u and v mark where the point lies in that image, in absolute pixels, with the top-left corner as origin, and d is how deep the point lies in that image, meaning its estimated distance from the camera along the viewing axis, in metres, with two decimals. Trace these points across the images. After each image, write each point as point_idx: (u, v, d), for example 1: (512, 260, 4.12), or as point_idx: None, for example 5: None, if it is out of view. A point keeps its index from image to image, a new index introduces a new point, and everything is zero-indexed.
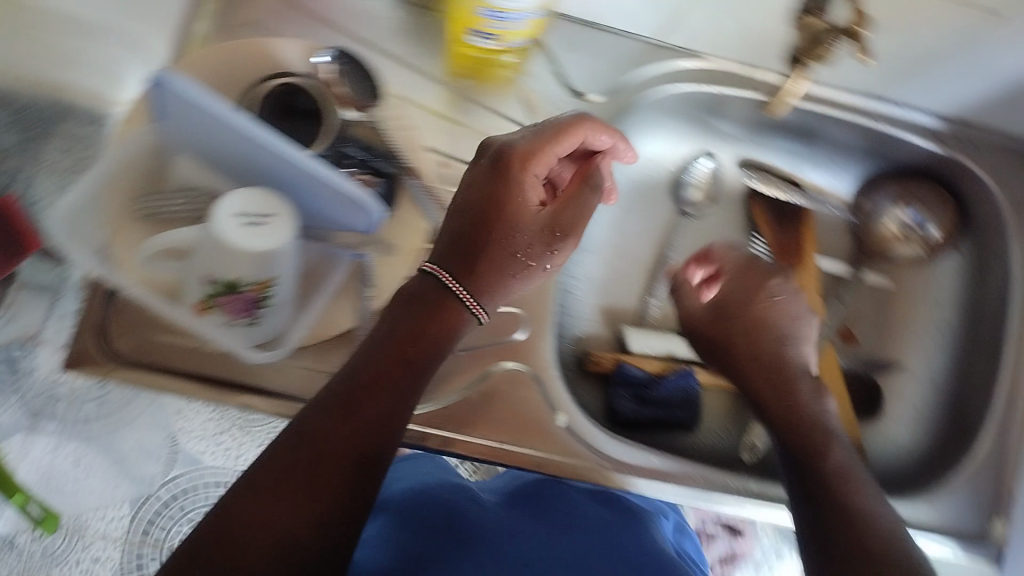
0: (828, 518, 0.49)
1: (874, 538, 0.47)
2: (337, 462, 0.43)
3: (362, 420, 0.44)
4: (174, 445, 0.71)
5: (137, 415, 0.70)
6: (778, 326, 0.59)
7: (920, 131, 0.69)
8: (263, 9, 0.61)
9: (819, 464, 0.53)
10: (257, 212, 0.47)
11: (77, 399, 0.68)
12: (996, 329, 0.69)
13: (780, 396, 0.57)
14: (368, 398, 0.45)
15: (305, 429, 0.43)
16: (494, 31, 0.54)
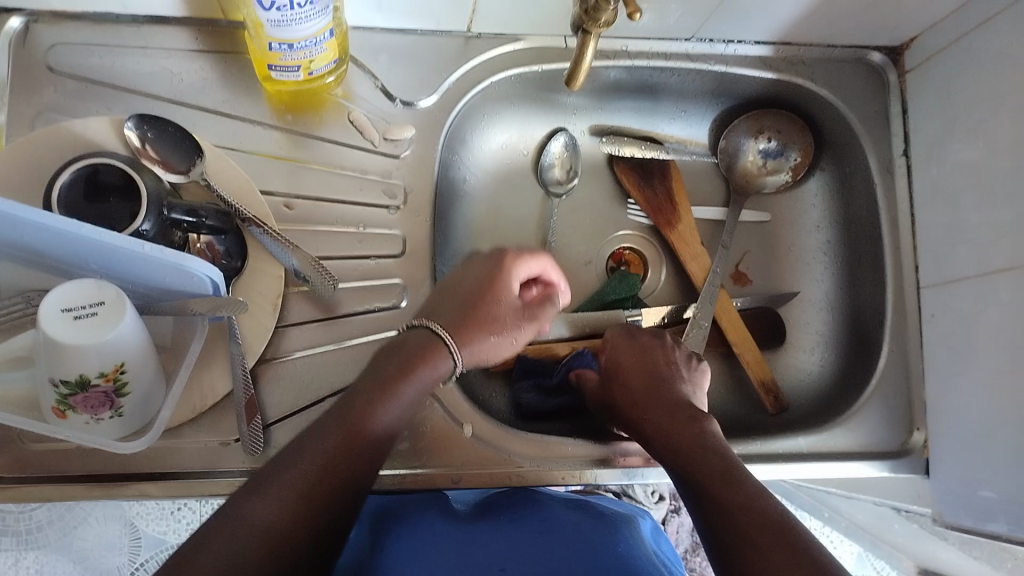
0: (712, 514, 0.43)
1: (756, 531, 0.41)
2: (340, 481, 0.43)
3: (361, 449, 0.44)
4: (135, 530, 0.76)
5: (90, 513, 0.76)
6: (659, 371, 0.56)
7: (753, 64, 0.70)
8: (64, 90, 0.58)
9: (693, 471, 0.46)
10: (86, 304, 0.45)
11: (25, 512, 0.75)
12: (872, 237, 0.71)
13: (669, 422, 0.51)
14: (371, 420, 0.45)
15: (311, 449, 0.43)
16: (293, 63, 0.54)
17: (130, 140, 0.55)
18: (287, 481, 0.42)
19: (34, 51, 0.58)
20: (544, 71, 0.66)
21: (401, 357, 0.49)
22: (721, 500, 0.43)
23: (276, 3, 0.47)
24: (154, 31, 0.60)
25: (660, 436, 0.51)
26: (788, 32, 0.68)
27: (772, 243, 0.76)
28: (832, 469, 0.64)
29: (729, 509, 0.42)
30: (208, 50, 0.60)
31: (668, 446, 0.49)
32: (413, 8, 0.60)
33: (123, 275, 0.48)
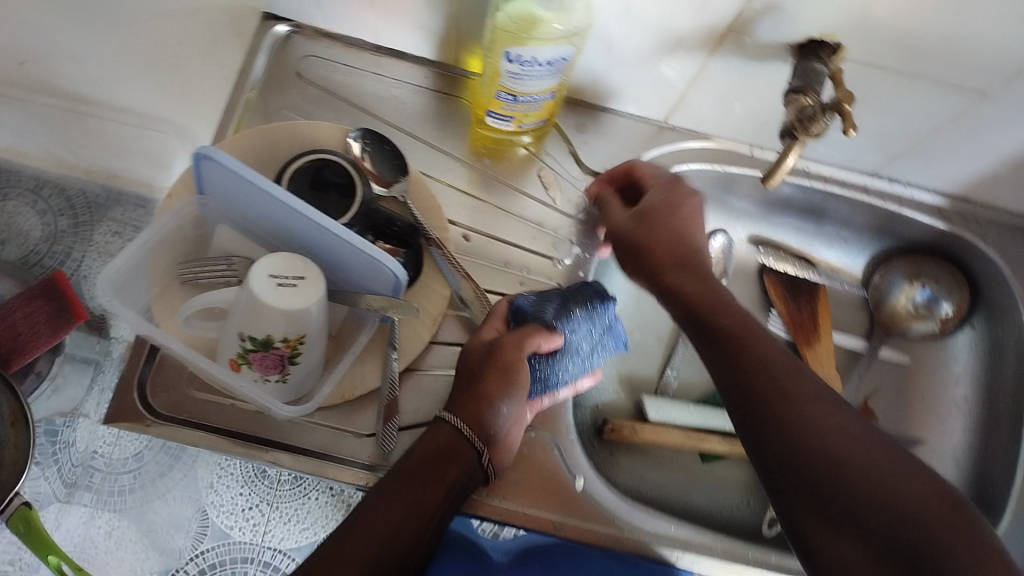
0: (758, 397, 0.48)
1: (808, 423, 0.45)
2: (419, 517, 0.50)
3: (428, 485, 0.51)
4: (205, 517, 0.67)
5: (171, 488, 0.69)
6: (686, 230, 0.57)
7: (926, 211, 0.72)
8: (304, 94, 0.66)
9: (742, 358, 0.50)
10: (289, 275, 0.51)
11: (113, 473, 0.71)
12: (1015, 405, 0.70)
13: (706, 300, 0.53)
14: (436, 484, 0.51)
15: (387, 501, 0.50)
16: (509, 113, 0.60)
17: (351, 148, 0.61)
18: (380, 520, 0.49)
19: (291, 58, 0.66)
20: (724, 172, 0.70)
21: (429, 441, 0.53)
22: (764, 382, 0.48)
23: (520, 58, 0.52)
24: (392, 62, 0.67)
25: (694, 310, 0.53)
26: (969, 187, 0.69)
27: (906, 388, 0.75)
28: None
29: (768, 393, 0.47)
30: (433, 88, 0.67)
31: (711, 328, 0.52)
32: (624, 91, 0.65)
33: (323, 257, 0.55)
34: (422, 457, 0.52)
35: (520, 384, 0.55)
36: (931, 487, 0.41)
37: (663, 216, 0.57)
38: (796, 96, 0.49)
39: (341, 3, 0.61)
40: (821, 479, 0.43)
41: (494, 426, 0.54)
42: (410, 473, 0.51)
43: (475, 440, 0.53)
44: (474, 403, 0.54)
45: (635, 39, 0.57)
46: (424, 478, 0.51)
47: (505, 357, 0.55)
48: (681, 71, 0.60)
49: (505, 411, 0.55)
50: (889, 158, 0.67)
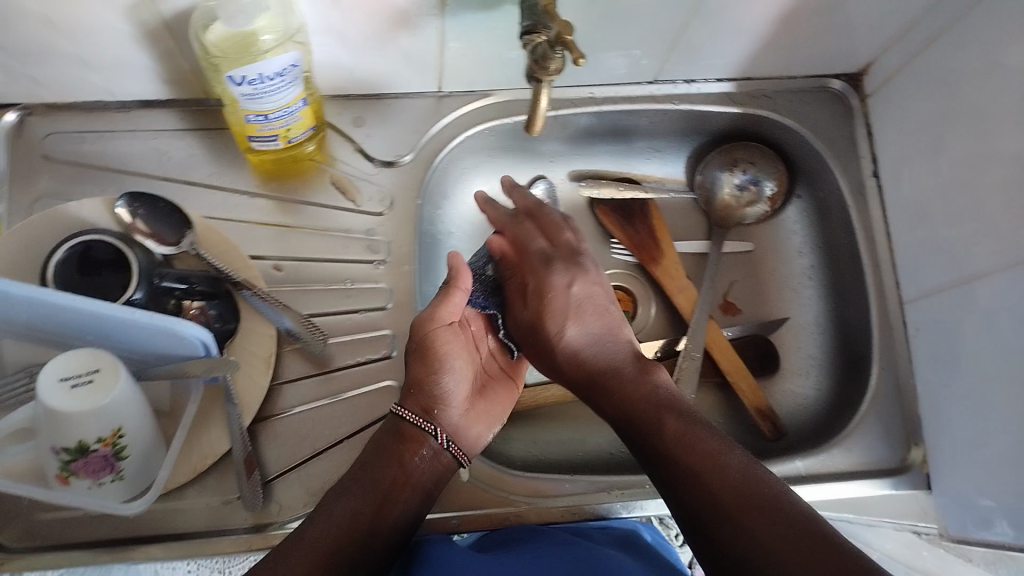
0: (681, 480, 0.48)
1: (717, 480, 0.47)
2: (369, 512, 0.49)
3: (381, 478, 0.51)
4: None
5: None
6: (582, 309, 0.59)
7: (717, 100, 0.72)
8: (58, 175, 0.62)
9: (659, 438, 0.51)
10: (83, 373, 0.48)
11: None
12: (853, 259, 0.72)
13: (614, 380, 0.55)
14: (387, 479, 0.51)
15: (338, 503, 0.49)
16: (271, 133, 0.57)
17: (122, 218, 0.57)
18: (331, 524, 0.48)
19: (31, 141, 0.61)
20: (515, 123, 0.69)
21: (377, 440, 0.53)
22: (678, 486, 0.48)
23: (246, 78, 0.49)
24: (143, 114, 0.63)
25: (602, 396, 0.56)
26: (748, 67, 0.70)
27: (758, 272, 0.77)
28: (844, 487, 0.64)
29: (679, 481, 0.48)
30: (194, 128, 0.64)
31: (624, 409, 0.54)
32: (385, 74, 0.63)
33: (120, 341, 0.51)
34: (369, 459, 0.52)
35: (446, 357, 0.56)
36: (815, 538, 0.43)
37: (537, 306, 0.59)
38: (528, 36, 0.48)
39: (58, 73, 0.57)
40: (733, 549, 0.45)
41: (440, 402, 0.55)
42: (364, 478, 0.51)
43: (424, 423, 0.53)
44: (419, 391, 0.54)
45: (366, 25, 0.55)
46: (375, 475, 0.51)
47: (424, 348, 0.55)
48: (427, 40, 0.58)
49: (449, 385, 0.55)
50: (663, 61, 0.67)
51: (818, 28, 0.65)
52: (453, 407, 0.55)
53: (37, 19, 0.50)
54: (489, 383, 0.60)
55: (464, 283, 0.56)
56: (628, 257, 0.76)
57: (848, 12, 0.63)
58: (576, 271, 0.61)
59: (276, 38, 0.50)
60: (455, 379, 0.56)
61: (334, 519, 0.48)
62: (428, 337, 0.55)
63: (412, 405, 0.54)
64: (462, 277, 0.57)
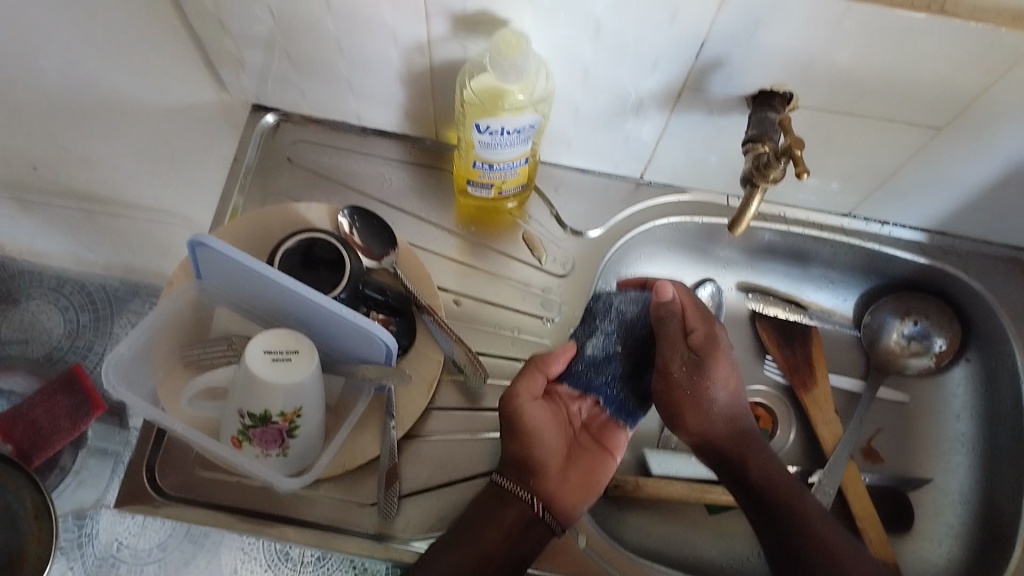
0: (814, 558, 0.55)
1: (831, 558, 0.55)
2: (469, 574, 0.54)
3: (481, 542, 0.55)
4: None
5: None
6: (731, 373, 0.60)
7: (906, 247, 0.73)
8: (292, 177, 0.69)
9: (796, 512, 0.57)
10: (283, 350, 0.52)
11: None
12: (1016, 435, 0.70)
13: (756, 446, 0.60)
14: (487, 539, 0.55)
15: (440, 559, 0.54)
16: (489, 183, 0.62)
17: (340, 225, 0.64)
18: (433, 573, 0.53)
19: (280, 145, 0.70)
20: (703, 224, 0.72)
21: (478, 501, 0.57)
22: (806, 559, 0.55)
23: (490, 128, 0.55)
24: (377, 142, 0.70)
25: (743, 459, 0.59)
26: (945, 222, 0.71)
27: (909, 425, 0.75)
28: None
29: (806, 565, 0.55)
30: (416, 163, 0.70)
31: (764, 475, 0.59)
32: (598, 153, 0.68)
33: (317, 331, 0.56)
34: (475, 517, 0.56)
35: (538, 428, 0.58)
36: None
37: (705, 353, 0.58)
38: (753, 142, 0.52)
39: (322, 91, 0.65)
40: None
41: (536, 471, 0.58)
42: (466, 539, 0.55)
43: (518, 492, 0.57)
44: (514, 454, 0.58)
45: (601, 104, 0.60)
46: (476, 536, 0.55)
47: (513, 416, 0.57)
48: (648, 131, 0.63)
49: (543, 454, 0.58)
50: (861, 197, 0.69)
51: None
52: (549, 478, 0.58)
53: (329, 40, 0.58)
54: (579, 451, 0.62)
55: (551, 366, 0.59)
56: (778, 376, 0.77)
57: None
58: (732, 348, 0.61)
59: (525, 99, 0.56)
60: (547, 452, 0.59)
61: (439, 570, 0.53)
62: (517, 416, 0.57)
63: (509, 476, 0.57)
64: (540, 362, 0.60)
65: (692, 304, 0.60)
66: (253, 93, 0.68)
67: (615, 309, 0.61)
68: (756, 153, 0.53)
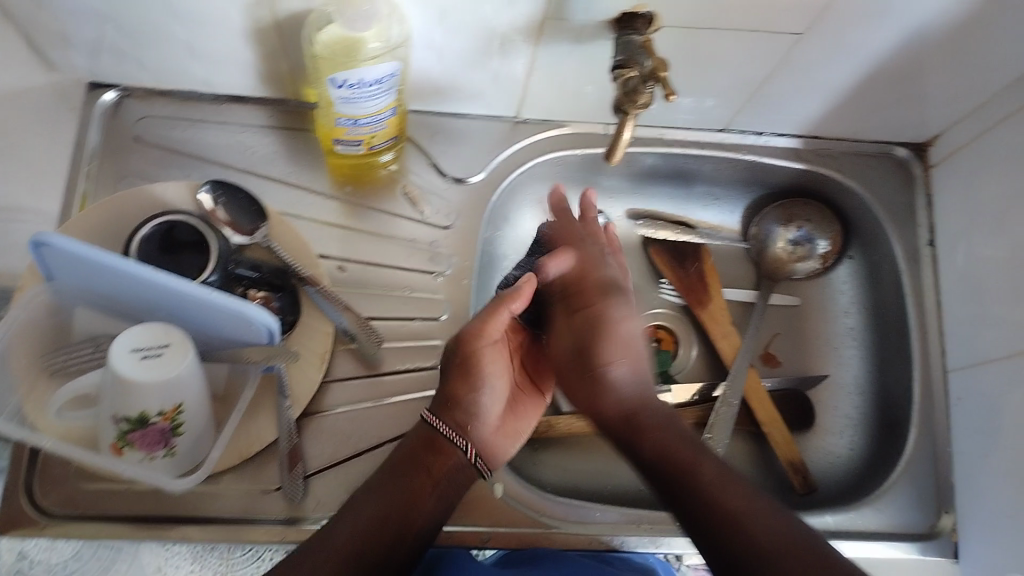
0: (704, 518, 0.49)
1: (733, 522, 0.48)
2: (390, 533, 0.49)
3: (410, 495, 0.51)
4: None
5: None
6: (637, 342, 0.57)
7: (783, 154, 0.74)
8: (145, 157, 0.64)
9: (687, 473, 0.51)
10: (153, 346, 0.48)
11: None
12: (900, 323, 0.72)
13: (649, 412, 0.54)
14: (411, 488, 0.52)
15: (360, 512, 0.50)
16: (355, 138, 0.59)
17: (202, 203, 0.59)
18: (351, 529, 0.49)
19: (124, 123, 0.64)
20: (585, 155, 0.70)
21: (411, 443, 0.54)
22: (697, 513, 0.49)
23: (347, 81, 0.51)
24: (231, 107, 0.65)
25: (635, 423, 0.54)
26: (817, 126, 0.72)
27: (802, 327, 0.78)
28: (873, 548, 0.63)
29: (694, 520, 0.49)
30: (278, 126, 0.66)
31: (655, 442, 0.53)
32: (468, 94, 0.65)
33: (188, 321, 0.52)
34: (405, 463, 0.53)
35: (484, 369, 0.55)
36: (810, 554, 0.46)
37: (586, 275, 0.58)
38: (620, 70, 0.50)
39: (161, 58, 0.60)
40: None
41: (475, 420, 0.56)
42: (393, 484, 0.52)
43: (455, 438, 0.54)
44: (454, 396, 0.55)
45: (462, 44, 0.57)
46: (398, 488, 0.52)
47: (468, 356, 0.55)
48: (515, 66, 0.60)
49: (483, 403, 0.56)
50: (735, 111, 0.69)
51: (891, 95, 0.66)
52: (484, 424, 0.56)
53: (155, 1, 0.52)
54: (521, 399, 0.61)
55: (520, 303, 0.54)
56: (675, 297, 0.77)
57: (924, 83, 0.64)
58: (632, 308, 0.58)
59: (381, 47, 0.53)
60: (490, 396, 0.56)
61: (355, 530, 0.49)
62: (471, 353, 0.55)
63: (448, 422, 0.54)
64: (520, 298, 0.54)
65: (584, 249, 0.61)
66: (86, 69, 0.61)
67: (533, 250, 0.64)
68: (623, 82, 0.51)
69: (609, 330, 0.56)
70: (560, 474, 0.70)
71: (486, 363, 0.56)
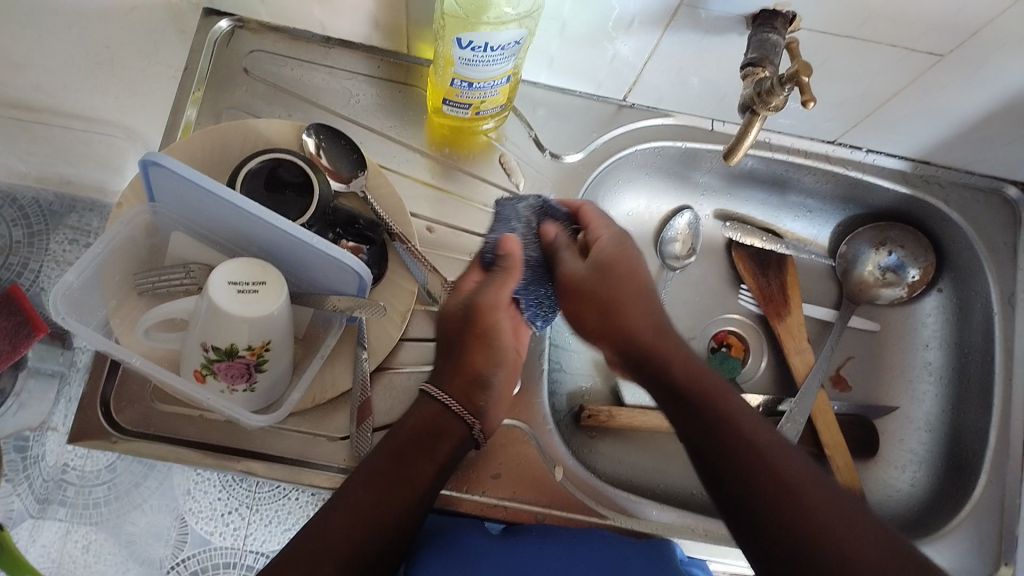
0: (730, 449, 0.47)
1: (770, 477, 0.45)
2: (395, 512, 0.47)
3: (410, 476, 0.49)
4: (184, 525, 0.64)
5: (146, 497, 0.65)
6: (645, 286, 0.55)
7: (889, 176, 0.71)
8: (251, 91, 0.64)
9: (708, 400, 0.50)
10: (249, 281, 0.49)
11: (86, 485, 0.66)
12: (985, 366, 0.70)
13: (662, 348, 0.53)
14: (417, 463, 0.50)
15: (360, 497, 0.47)
16: (465, 101, 0.58)
17: (305, 146, 0.59)
18: (356, 497, 0.47)
19: (235, 53, 0.64)
20: (685, 149, 0.69)
21: (415, 418, 0.52)
22: (734, 472, 0.46)
23: (472, 44, 0.50)
24: (342, 54, 0.65)
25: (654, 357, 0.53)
26: (930, 152, 0.69)
27: (877, 355, 0.76)
28: None
29: (745, 464, 0.46)
30: (385, 78, 0.65)
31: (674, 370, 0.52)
32: (581, 71, 0.64)
33: (284, 259, 0.52)
34: (409, 439, 0.51)
35: (492, 338, 0.55)
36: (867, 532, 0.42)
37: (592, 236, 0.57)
38: (752, 67, 0.50)
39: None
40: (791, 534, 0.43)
41: (479, 395, 0.54)
42: (399, 457, 0.49)
43: (461, 414, 0.53)
44: (456, 367, 0.54)
45: (589, 20, 0.56)
46: (407, 461, 0.49)
47: (473, 319, 0.54)
48: (637, 50, 0.59)
49: (490, 376, 0.55)
50: (849, 125, 0.66)
51: (1017, 131, 0.63)
52: (494, 402, 0.55)
53: None
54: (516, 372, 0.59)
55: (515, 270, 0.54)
56: (753, 305, 0.76)
57: None
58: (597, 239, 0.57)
59: (515, 12, 0.52)
60: (499, 370, 0.55)
61: (364, 499, 0.47)
62: (479, 321, 0.54)
63: (453, 396, 0.53)
64: (523, 267, 0.54)
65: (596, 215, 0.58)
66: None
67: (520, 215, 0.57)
68: (755, 81, 0.50)
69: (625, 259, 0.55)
70: (614, 466, 0.69)
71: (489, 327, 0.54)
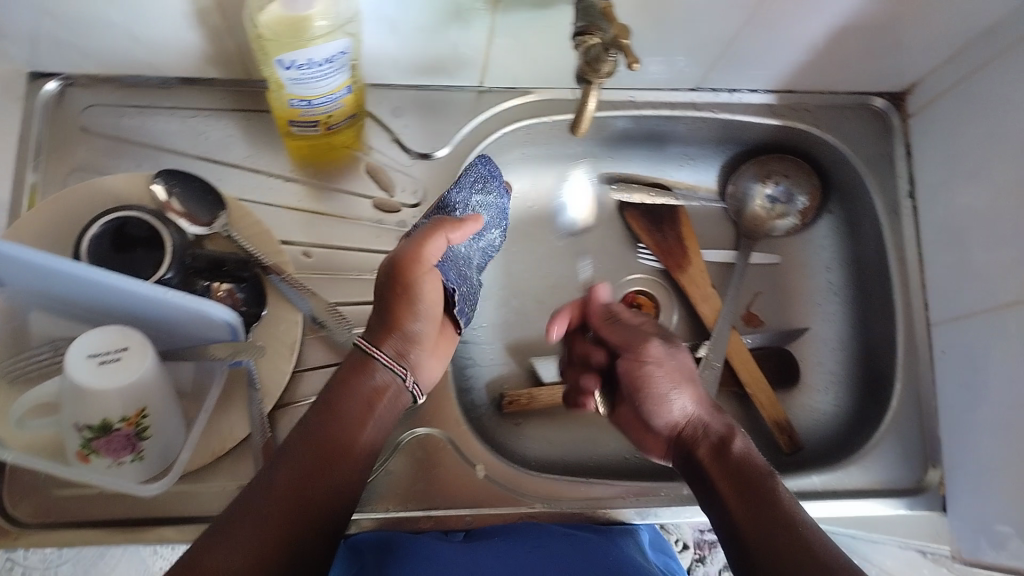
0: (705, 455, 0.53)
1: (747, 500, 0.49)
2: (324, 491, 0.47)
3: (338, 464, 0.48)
4: None
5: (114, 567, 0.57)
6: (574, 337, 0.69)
7: (758, 111, 0.71)
8: (94, 148, 0.61)
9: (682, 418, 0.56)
10: (110, 350, 0.47)
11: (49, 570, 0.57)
12: (882, 277, 0.71)
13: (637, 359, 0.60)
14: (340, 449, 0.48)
15: (288, 473, 0.46)
16: (310, 119, 0.56)
17: (156, 194, 0.57)
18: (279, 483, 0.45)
19: (68, 112, 0.61)
20: (553, 122, 0.68)
21: (346, 397, 0.50)
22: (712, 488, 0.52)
23: (295, 62, 0.49)
24: (182, 91, 0.63)
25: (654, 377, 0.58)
26: (792, 79, 0.69)
27: (783, 285, 0.77)
28: (852, 506, 0.63)
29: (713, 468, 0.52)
30: (232, 108, 0.63)
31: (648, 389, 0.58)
32: (429, 65, 0.62)
33: (147, 318, 0.50)
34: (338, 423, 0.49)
35: (420, 297, 0.53)
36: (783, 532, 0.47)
37: (679, 242, 0.74)
38: (580, 37, 0.48)
39: (104, 46, 0.56)
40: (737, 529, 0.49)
41: (413, 345, 0.53)
42: (325, 437, 0.48)
43: (393, 368, 0.52)
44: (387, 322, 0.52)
45: (417, 14, 0.54)
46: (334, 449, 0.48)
47: (394, 273, 0.52)
48: (476, 34, 0.57)
49: (418, 328, 0.53)
50: (708, 68, 0.66)
51: (866, 45, 0.64)
52: (423, 348, 0.54)
53: None
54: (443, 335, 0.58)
55: (461, 227, 0.56)
56: (653, 261, 0.76)
57: (898, 30, 0.62)
58: (673, 228, 0.75)
59: (327, 23, 0.50)
60: (422, 322, 0.54)
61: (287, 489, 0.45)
62: (403, 277, 0.52)
63: (385, 351, 0.52)
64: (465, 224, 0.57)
65: (655, 237, 0.75)
66: (24, 59, 0.58)
67: (473, 199, 0.62)
68: (584, 50, 0.49)
69: (677, 249, 0.74)
70: (546, 449, 0.69)
71: (426, 290, 0.53)
